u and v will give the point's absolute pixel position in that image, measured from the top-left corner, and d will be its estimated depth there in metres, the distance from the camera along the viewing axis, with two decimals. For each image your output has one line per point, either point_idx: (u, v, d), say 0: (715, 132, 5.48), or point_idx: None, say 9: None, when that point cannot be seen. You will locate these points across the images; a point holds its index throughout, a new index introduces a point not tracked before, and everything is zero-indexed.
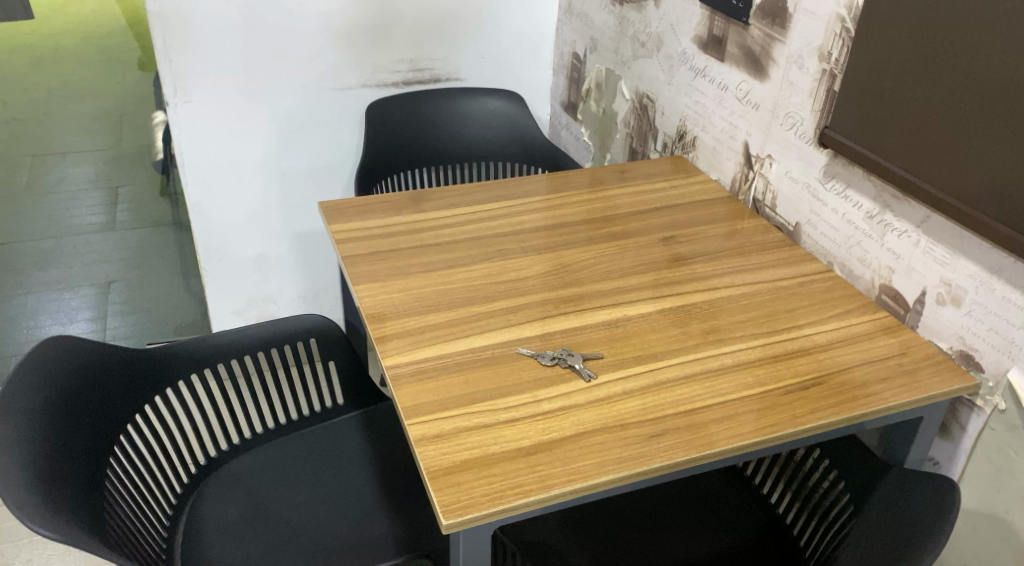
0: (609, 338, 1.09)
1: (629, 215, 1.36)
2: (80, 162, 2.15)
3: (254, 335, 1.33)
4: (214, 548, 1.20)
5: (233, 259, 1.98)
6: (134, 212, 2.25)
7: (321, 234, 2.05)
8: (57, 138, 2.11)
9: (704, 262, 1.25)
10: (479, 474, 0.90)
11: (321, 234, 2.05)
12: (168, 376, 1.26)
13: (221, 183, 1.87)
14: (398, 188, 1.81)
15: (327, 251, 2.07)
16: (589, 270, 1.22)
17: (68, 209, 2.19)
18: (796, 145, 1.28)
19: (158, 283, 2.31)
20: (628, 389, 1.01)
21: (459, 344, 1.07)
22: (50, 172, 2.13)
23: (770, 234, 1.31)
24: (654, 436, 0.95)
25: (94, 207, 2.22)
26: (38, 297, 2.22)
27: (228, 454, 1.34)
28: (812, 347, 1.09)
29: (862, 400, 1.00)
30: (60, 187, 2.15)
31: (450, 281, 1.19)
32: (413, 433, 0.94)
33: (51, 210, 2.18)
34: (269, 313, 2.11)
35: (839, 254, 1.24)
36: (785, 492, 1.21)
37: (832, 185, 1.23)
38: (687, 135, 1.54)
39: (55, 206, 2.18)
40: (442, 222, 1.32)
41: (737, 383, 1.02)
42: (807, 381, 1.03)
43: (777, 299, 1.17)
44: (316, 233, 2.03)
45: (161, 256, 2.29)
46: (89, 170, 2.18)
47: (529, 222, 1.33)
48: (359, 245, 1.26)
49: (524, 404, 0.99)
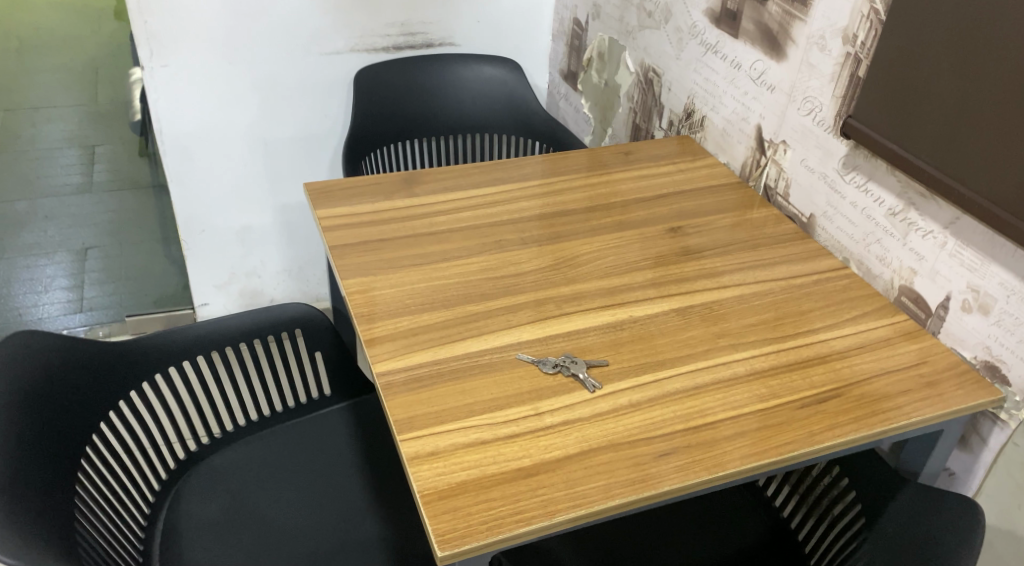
0: (614, 341, 1.03)
1: (633, 203, 1.29)
2: (54, 116, 2.11)
3: (235, 324, 1.26)
4: (195, 551, 1.15)
5: (214, 231, 1.89)
6: (111, 172, 2.18)
7: (306, 208, 1.95)
8: (31, 92, 2.06)
9: (713, 256, 1.18)
10: (477, 498, 0.83)
11: (305, 208, 1.95)
12: (143, 369, 1.19)
13: (202, 152, 1.77)
14: (382, 165, 1.73)
15: (311, 224, 1.98)
16: (592, 265, 1.15)
17: (44, 168, 2.19)
18: (814, 132, 1.21)
19: (134, 252, 2.24)
20: (634, 401, 0.95)
21: (455, 348, 1.00)
22: (23, 128, 2.11)
23: (782, 226, 1.24)
24: (664, 455, 0.89)
25: (71, 165, 2.19)
26: (10, 262, 2.19)
27: (209, 448, 1.28)
28: (829, 355, 1.03)
29: (882, 416, 0.95)
30: (35, 144, 2.14)
31: (445, 276, 1.11)
32: (405, 450, 0.88)
33: (27, 171, 2.19)
34: (254, 288, 2.03)
35: (856, 250, 1.17)
36: (793, 499, 1.17)
37: (851, 177, 1.16)
38: (695, 114, 1.46)
39: (30, 167, 2.19)
40: (436, 209, 1.24)
41: (749, 395, 0.96)
42: (824, 394, 0.97)
43: (791, 300, 1.11)
44: (300, 206, 1.94)
45: (139, 221, 2.21)
46: (62, 127, 2.12)
47: (528, 210, 1.26)
48: (348, 233, 1.18)
49: (524, 417, 0.92)
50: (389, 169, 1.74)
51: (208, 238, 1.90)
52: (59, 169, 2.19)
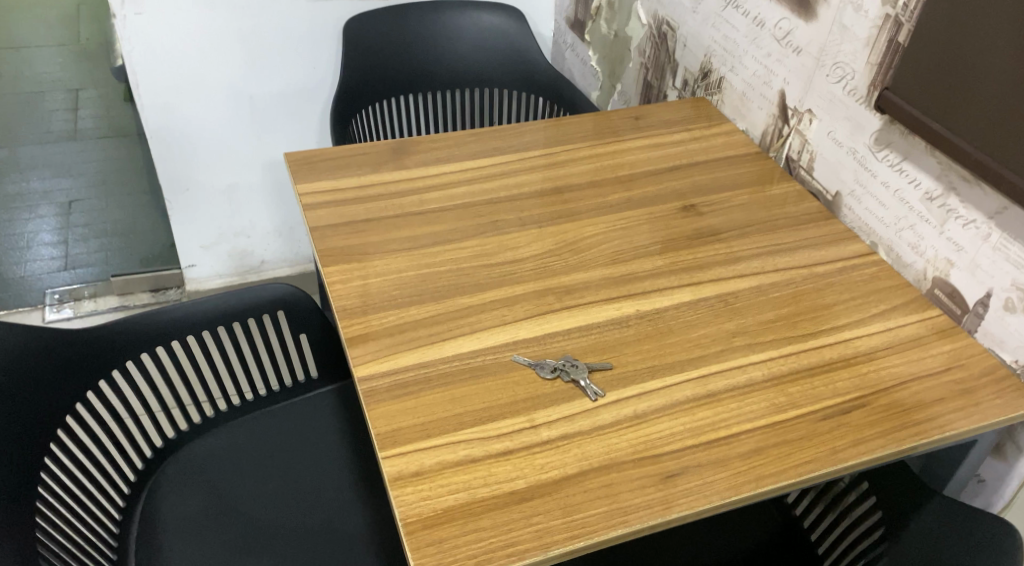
0: (619, 340, 0.94)
1: (643, 176, 1.18)
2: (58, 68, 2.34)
3: (213, 306, 1.17)
4: (172, 548, 1.10)
5: (199, 190, 1.79)
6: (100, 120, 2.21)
7: (278, 166, 1.83)
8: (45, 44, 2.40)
9: (730, 238, 1.08)
10: (465, 528, 0.76)
11: (278, 165, 1.83)
12: (114, 357, 1.12)
13: (182, 106, 1.66)
14: (365, 129, 1.58)
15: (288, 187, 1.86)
16: (597, 249, 1.06)
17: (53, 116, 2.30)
18: (844, 102, 1.09)
19: (121, 204, 2.18)
20: (640, 411, 0.86)
21: (445, 349, 0.92)
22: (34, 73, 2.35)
23: (804, 204, 1.14)
24: (672, 477, 0.81)
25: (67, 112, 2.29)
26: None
27: (189, 435, 1.22)
28: (855, 357, 0.94)
29: (913, 430, 0.86)
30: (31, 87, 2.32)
31: (435, 263, 1.02)
32: (388, 469, 0.80)
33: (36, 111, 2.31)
34: (242, 249, 1.92)
35: (885, 235, 1.07)
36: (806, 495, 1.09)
37: (884, 154, 1.05)
38: (712, 74, 1.34)
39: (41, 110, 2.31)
40: (428, 184, 1.14)
41: (767, 405, 0.88)
42: (848, 404, 0.89)
43: (814, 292, 1.01)
44: (275, 164, 1.82)
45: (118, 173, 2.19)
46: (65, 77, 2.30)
47: (527, 185, 1.15)
48: (330, 212, 1.09)
49: (519, 430, 0.84)
50: (371, 135, 1.60)
51: (193, 198, 1.79)
52: (50, 121, 2.30)
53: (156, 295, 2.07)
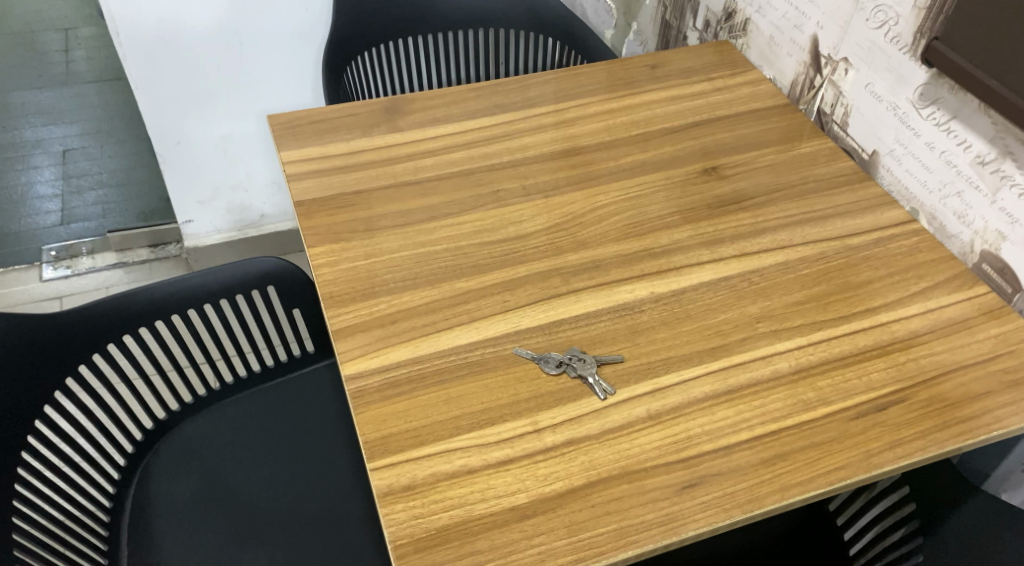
0: (632, 329, 0.85)
1: (660, 134, 1.08)
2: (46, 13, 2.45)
3: (199, 283, 1.10)
4: (167, 539, 1.05)
5: (192, 141, 1.69)
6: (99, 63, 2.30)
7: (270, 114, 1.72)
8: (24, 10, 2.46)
9: (755, 206, 0.98)
10: (461, 551, 0.70)
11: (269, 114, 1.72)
12: (97, 341, 1.04)
13: (168, 53, 1.55)
14: (359, 81, 1.45)
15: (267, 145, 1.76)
16: (608, 222, 0.96)
17: (50, 62, 2.31)
18: (885, 50, 0.98)
19: (123, 144, 2.13)
20: (655, 412, 0.79)
21: (440, 342, 0.84)
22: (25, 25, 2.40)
23: (837, 164, 1.03)
24: (689, 487, 0.74)
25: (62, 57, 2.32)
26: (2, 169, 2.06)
27: (181, 415, 1.16)
28: (893, 345, 0.85)
29: (956, 429, 0.78)
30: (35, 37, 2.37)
31: (431, 242, 0.93)
32: (378, 483, 0.74)
33: (32, 59, 2.32)
34: (241, 203, 1.84)
35: (927, 202, 0.97)
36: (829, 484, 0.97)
37: (929, 112, 0.94)
38: (736, 15, 1.23)
39: (37, 58, 2.32)
40: (424, 149, 1.05)
41: (794, 403, 0.80)
42: (884, 399, 0.80)
43: (847, 267, 0.92)
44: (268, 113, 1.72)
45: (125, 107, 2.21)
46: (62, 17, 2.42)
47: (533, 148, 1.05)
48: (316, 183, 1.00)
49: (521, 436, 0.77)
50: (367, 86, 1.47)
51: (186, 150, 1.70)
52: (50, 64, 2.31)
53: (156, 250, 1.96)
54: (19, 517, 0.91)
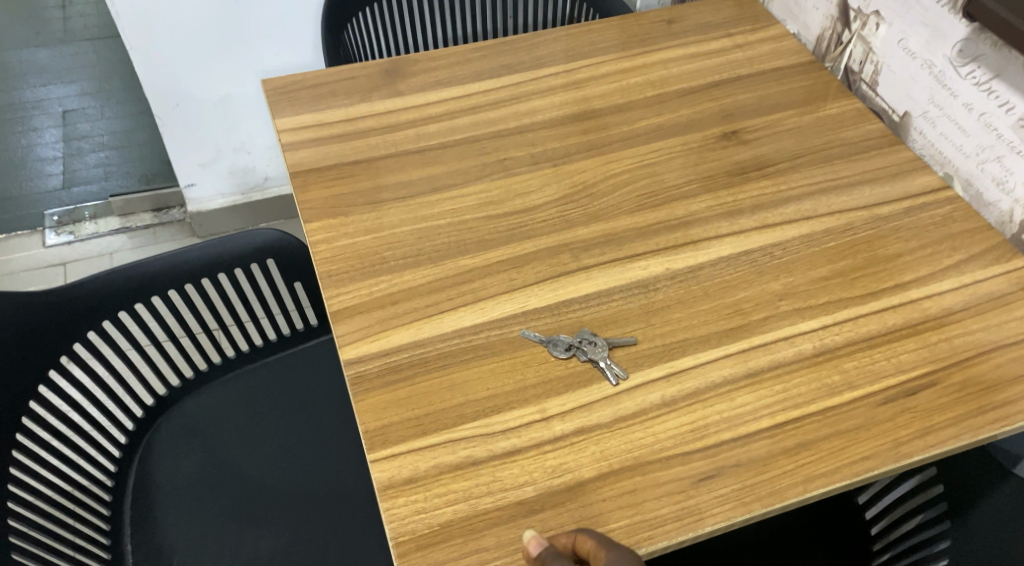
0: (646, 309, 0.81)
1: (677, 96, 1.02)
2: None
3: (195, 257, 1.05)
4: (169, 519, 1.02)
5: (192, 104, 1.64)
6: (99, 20, 2.29)
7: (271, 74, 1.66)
8: None
9: (778, 173, 0.93)
10: (465, 549, 0.66)
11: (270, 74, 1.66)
12: (92, 319, 1.00)
13: (163, 13, 1.49)
14: (356, 37, 1.33)
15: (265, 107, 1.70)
16: (621, 192, 0.91)
17: (45, 18, 2.28)
18: (921, 3, 0.91)
19: (124, 101, 2.10)
20: (670, 398, 0.75)
21: (443, 324, 0.79)
22: None
23: (866, 126, 0.97)
24: (705, 480, 0.70)
25: (59, 14, 2.30)
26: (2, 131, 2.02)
27: (183, 390, 1.12)
28: (924, 323, 0.80)
29: (991, 415, 0.73)
30: None
31: (435, 215, 0.89)
32: (378, 476, 0.70)
33: (29, 17, 2.28)
34: (243, 166, 1.79)
35: (963, 167, 0.91)
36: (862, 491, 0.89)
37: (968, 70, 0.88)
38: None
39: (33, 16, 2.29)
40: (426, 114, 0.99)
41: (818, 387, 0.75)
42: (914, 383, 0.75)
43: (877, 239, 0.86)
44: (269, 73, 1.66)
45: (126, 62, 2.18)
46: None
47: (542, 112, 1.00)
48: (314, 153, 0.95)
49: (528, 425, 0.73)
50: (365, 44, 1.35)
51: (185, 113, 1.65)
52: (47, 21, 2.27)
53: (159, 214, 1.91)
54: (15, 503, 0.88)
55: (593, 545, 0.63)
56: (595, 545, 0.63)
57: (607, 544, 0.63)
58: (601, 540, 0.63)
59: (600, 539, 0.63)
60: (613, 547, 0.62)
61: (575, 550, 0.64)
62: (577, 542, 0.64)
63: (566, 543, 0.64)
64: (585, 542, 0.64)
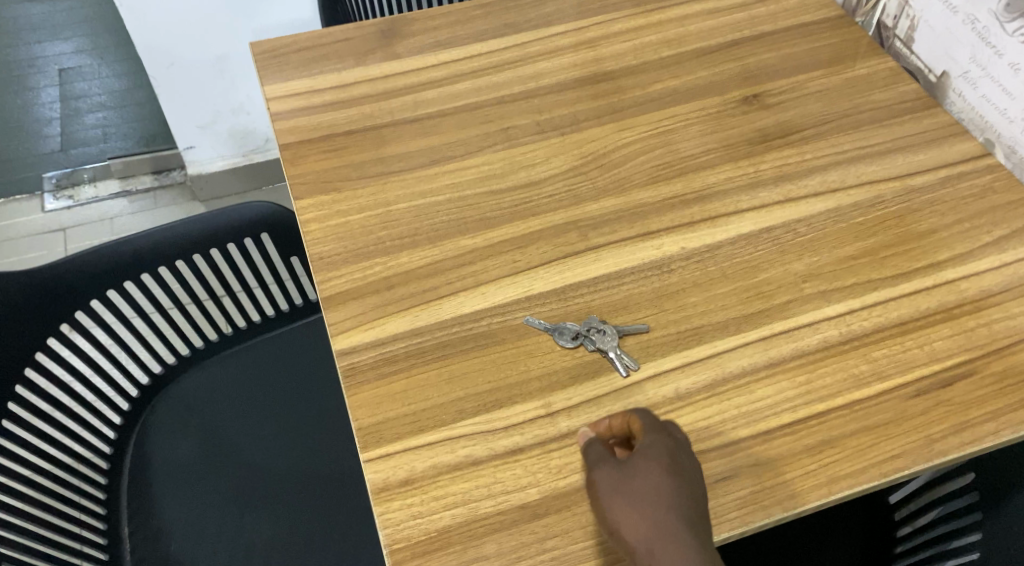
0: (659, 292, 0.75)
1: (694, 56, 0.94)
2: None
3: (185, 231, 0.99)
4: (165, 501, 0.97)
5: (187, 64, 1.58)
6: None
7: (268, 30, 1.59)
8: None
9: (803, 140, 0.86)
10: (463, 557, 0.62)
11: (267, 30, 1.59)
12: (78, 296, 0.95)
13: None
14: None
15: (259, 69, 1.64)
16: (633, 163, 0.85)
17: None
18: None
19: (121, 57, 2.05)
20: (684, 391, 0.69)
21: (440, 311, 0.74)
22: None
23: (900, 87, 0.90)
24: (721, 481, 0.65)
25: None
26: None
27: (179, 367, 1.07)
28: (960, 307, 0.74)
29: None
30: None
31: (433, 191, 0.83)
32: (372, 477, 0.66)
33: None
34: (243, 127, 1.73)
35: (1007, 132, 0.84)
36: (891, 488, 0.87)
37: (1016, 26, 0.80)
38: None
39: None
40: (424, 79, 0.93)
41: (844, 378, 0.70)
42: (949, 373, 0.70)
43: (910, 213, 0.80)
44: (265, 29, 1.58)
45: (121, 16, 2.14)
46: None
47: (548, 76, 0.93)
48: (305, 123, 0.89)
49: (531, 421, 0.68)
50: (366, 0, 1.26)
51: (181, 73, 1.59)
52: None
53: (159, 177, 1.86)
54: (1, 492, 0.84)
55: (640, 427, 0.64)
56: (641, 429, 0.63)
57: (650, 431, 0.63)
58: (648, 424, 0.63)
59: (648, 423, 0.64)
60: (652, 435, 0.63)
61: (627, 430, 0.65)
62: (629, 423, 0.65)
63: (618, 424, 0.65)
64: (636, 423, 0.64)
